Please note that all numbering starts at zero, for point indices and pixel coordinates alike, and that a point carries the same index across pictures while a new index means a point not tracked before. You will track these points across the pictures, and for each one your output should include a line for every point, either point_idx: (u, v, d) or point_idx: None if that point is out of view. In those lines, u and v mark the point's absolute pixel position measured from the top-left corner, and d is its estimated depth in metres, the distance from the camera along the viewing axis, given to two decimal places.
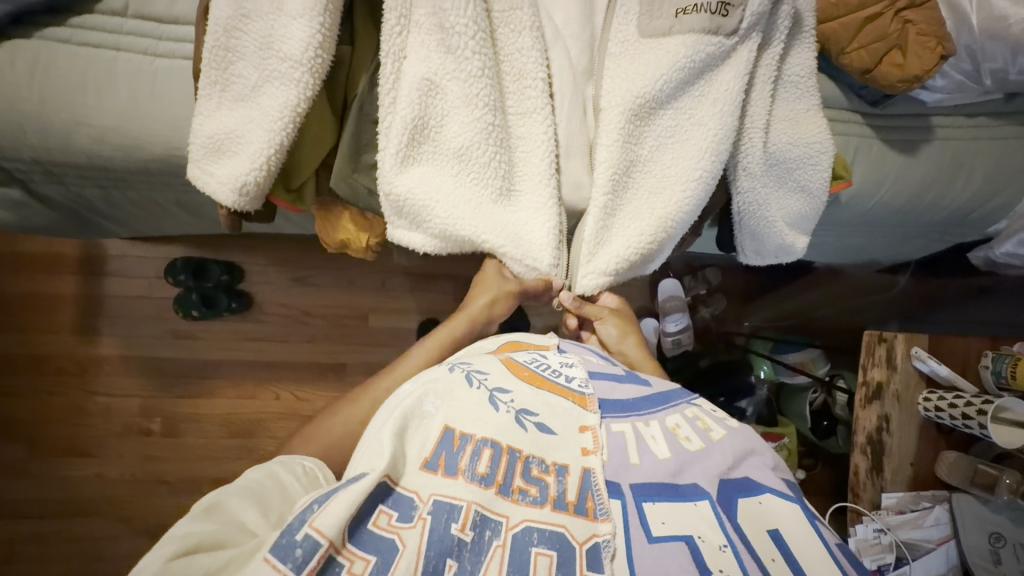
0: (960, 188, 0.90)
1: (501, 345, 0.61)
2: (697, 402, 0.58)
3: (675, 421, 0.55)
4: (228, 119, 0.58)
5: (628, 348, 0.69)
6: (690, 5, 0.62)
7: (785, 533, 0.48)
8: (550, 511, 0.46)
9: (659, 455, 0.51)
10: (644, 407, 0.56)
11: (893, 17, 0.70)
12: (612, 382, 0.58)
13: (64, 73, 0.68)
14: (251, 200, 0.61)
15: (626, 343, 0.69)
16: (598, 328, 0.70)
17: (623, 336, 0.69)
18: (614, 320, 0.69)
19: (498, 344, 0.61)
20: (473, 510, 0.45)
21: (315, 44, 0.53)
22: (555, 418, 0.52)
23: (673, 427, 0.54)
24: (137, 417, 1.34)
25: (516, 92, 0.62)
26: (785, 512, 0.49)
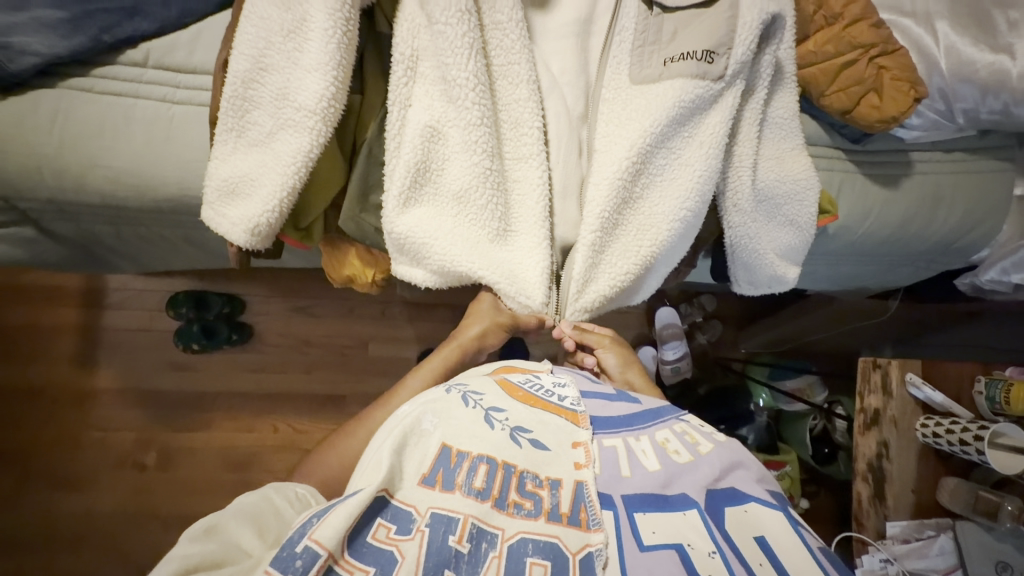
0: (942, 219, 0.94)
1: (496, 369, 0.63)
2: (685, 417, 0.59)
3: (664, 436, 0.55)
4: (242, 162, 0.61)
5: (631, 375, 0.69)
6: (677, 55, 0.66)
7: (772, 539, 0.48)
8: (545, 523, 0.47)
9: (649, 467, 0.52)
10: (635, 423, 0.57)
11: (867, 63, 0.75)
12: (603, 401, 0.59)
13: (83, 119, 0.71)
14: (262, 240, 0.63)
15: (628, 373, 0.70)
16: (601, 359, 0.71)
17: (625, 364, 0.70)
18: (615, 351, 0.71)
19: (493, 369, 0.62)
20: (470, 522, 0.46)
21: (329, 96, 0.56)
22: (548, 433, 0.53)
23: (662, 441, 0.55)
24: (133, 450, 1.33)
25: (514, 137, 0.66)
26: (772, 519, 0.49)
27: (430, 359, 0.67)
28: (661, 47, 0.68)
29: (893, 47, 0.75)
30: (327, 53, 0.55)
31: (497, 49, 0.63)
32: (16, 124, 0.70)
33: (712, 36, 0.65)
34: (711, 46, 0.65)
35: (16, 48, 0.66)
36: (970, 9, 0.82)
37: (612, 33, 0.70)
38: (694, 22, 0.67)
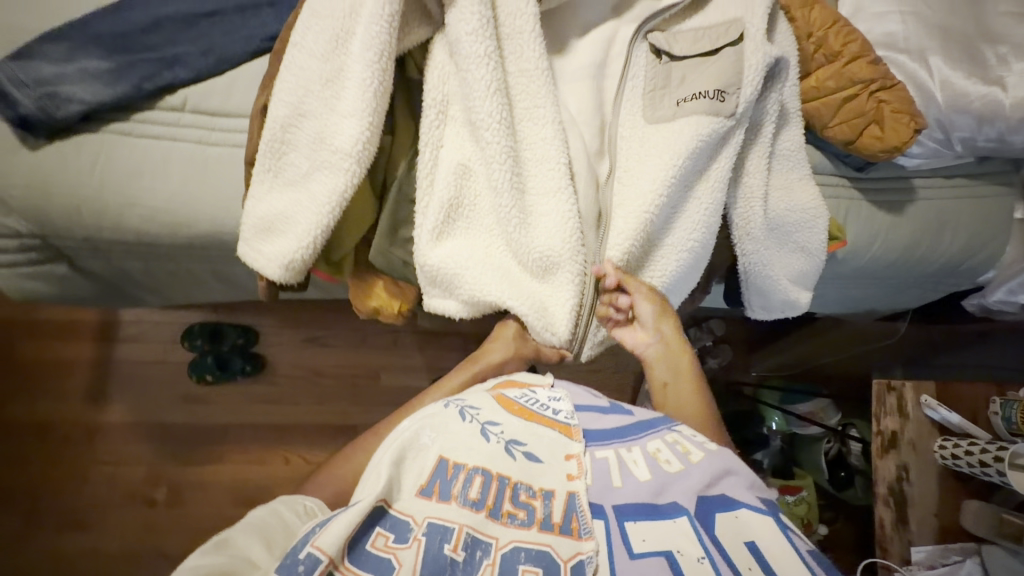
0: (946, 241, 0.96)
1: (498, 383, 0.64)
2: (677, 427, 0.60)
3: (656, 446, 0.57)
4: (278, 201, 0.64)
5: (666, 330, 0.68)
6: (690, 96, 0.70)
7: (760, 544, 0.50)
8: (537, 532, 0.49)
9: (640, 477, 0.54)
10: (628, 433, 0.58)
11: (868, 97, 0.79)
12: (597, 414, 0.61)
13: (123, 161, 0.74)
14: (295, 274, 0.65)
15: (662, 325, 0.68)
16: (637, 305, 0.68)
17: (662, 316, 0.68)
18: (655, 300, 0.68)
19: (495, 382, 0.64)
20: (465, 532, 0.48)
21: (364, 139, 0.59)
22: (541, 446, 0.56)
23: (654, 451, 0.56)
24: (142, 485, 1.32)
25: (540, 171, 0.66)
26: (759, 526, 0.51)
27: (450, 378, 0.68)
28: (672, 90, 0.72)
29: (891, 82, 0.79)
30: (364, 102, 0.58)
31: (521, 91, 0.66)
32: (58, 167, 0.73)
33: (721, 78, 0.69)
34: (722, 87, 0.69)
35: (63, 96, 0.70)
36: (960, 44, 0.86)
37: (627, 76, 0.74)
38: (702, 68, 0.71)
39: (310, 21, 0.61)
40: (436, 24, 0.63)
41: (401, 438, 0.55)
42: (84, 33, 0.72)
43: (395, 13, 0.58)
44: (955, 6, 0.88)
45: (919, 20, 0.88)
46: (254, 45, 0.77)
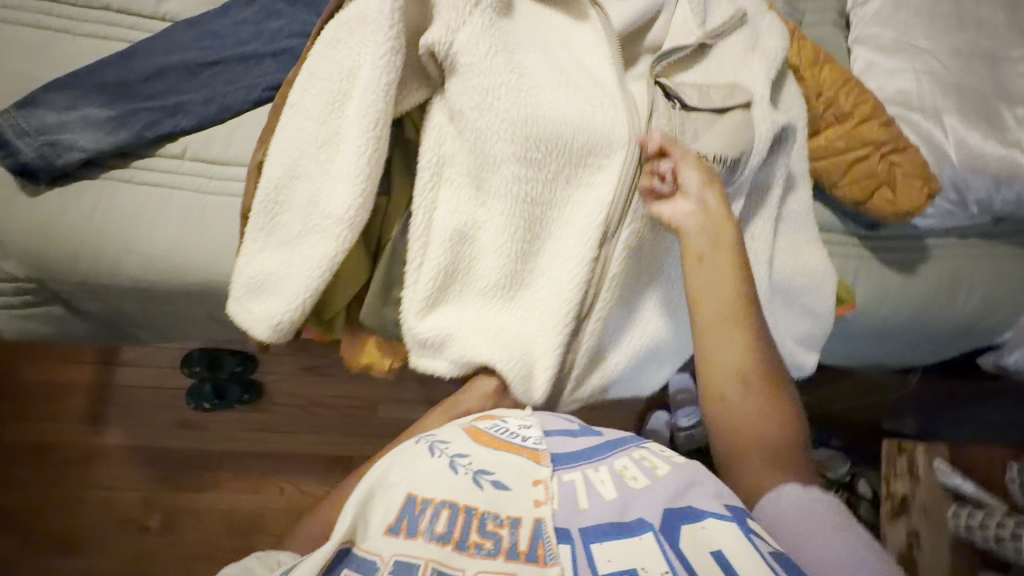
0: (962, 301, 0.93)
1: (479, 418, 0.60)
2: (645, 443, 0.58)
3: (622, 463, 0.54)
4: (270, 260, 0.64)
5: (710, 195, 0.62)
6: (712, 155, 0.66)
7: (729, 554, 0.47)
8: (503, 562, 0.45)
9: (604, 496, 0.51)
10: (595, 454, 0.55)
11: (879, 159, 0.78)
12: (566, 437, 0.57)
13: (122, 208, 0.74)
14: (283, 335, 0.64)
15: (704, 192, 0.62)
16: (681, 173, 0.62)
17: (708, 182, 0.62)
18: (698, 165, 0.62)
19: (476, 418, 0.60)
20: (431, 567, 0.44)
21: (357, 205, 0.58)
22: (510, 474, 0.51)
23: (621, 468, 0.53)
24: (137, 510, 1.31)
25: (561, 236, 0.65)
26: (728, 533, 0.48)
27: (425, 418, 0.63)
28: (686, 142, 0.67)
29: (903, 145, 0.77)
30: (358, 169, 0.57)
31: (567, 125, 0.61)
32: (57, 214, 0.73)
33: (738, 142, 0.66)
34: (740, 151, 0.66)
35: (65, 143, 0.70)
36: (976, 104, 0.84)
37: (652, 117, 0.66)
38: (712, 128, 0.68)
39: (307, 83, 0.60)
40: (434, 85, 0.63)
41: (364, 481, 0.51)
42: (88, 81, 0.72)
43: (391, 81, 0.57)
44: (973, 64, 0.85)
45: (934, 78, 0.85)
46: (257, 94, 0.77)
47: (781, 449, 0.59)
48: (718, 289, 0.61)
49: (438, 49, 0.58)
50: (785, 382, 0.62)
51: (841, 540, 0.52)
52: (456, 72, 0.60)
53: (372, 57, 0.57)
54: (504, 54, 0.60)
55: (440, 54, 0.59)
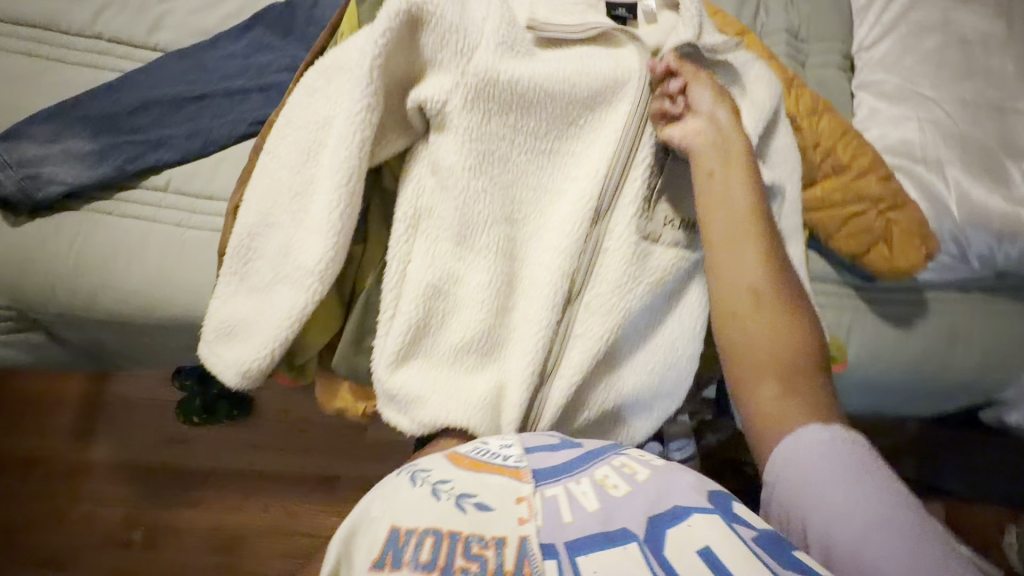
0: (961, 358, 0.90)
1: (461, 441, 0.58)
2: (623, 451, 0.54)
3: (603, 473, 0.50)
4: (242, 305, 0.63)
5: (721, 111, 0.62)
6: (670, 219, 0.66)
7: (717, 548, 0.42)
8: None
9: (587, 508, 0.46)
10: (576, 467, 0.51)
11: (876, 215, 0.75)
12: (546, 453, 0.54)
13: (101, 243, 0.74)
14: (253, 380, 0.62)
15: (714, 108, 0.62)
16: (694, 93, 0.63)
17: (717, 98, 0.63)
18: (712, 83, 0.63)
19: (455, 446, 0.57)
20: None
21: (328, 258, 0.57)
22: (491, 493, 0.48)
23: (601, 478, 0.49)
24: (120, 527, 1.30)
25: (529, 290, 0.64)
26: (717, 532, 0.44)
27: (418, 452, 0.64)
28: (661, 201, 0.66)
29: (902, 201, 0.75)
30: (330, 221, 0.56)
31: (545, 197, 0.65)
32: (36, 246, 0.72)
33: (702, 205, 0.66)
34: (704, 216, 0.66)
35: (45, 177, 0.71)
36: (981, 157, 0.81)
37: (625, 175, 0.64)
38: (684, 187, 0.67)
39: (284, 130, 0.59)
40: (415, 133, 0.62)
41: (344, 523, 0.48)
42: (72, 115, 0.73)
43: (366, 136, 0.56)
44: (978, 116, 0.82)
45: (938, 129, 0.82)
46: (242, 129, 0.77)
47: (790, 356, 0.57)
48: (728, 199, 0.60)
49: (429, 104, 0.58)
50: (802, 299, 0.60)
51: (851, 490, 0.48)
52: (444, 129, 0.60)
53: (347, 107, 0.56)
54: (508, 115, 0.61)
55: (428, 110, 0.59)
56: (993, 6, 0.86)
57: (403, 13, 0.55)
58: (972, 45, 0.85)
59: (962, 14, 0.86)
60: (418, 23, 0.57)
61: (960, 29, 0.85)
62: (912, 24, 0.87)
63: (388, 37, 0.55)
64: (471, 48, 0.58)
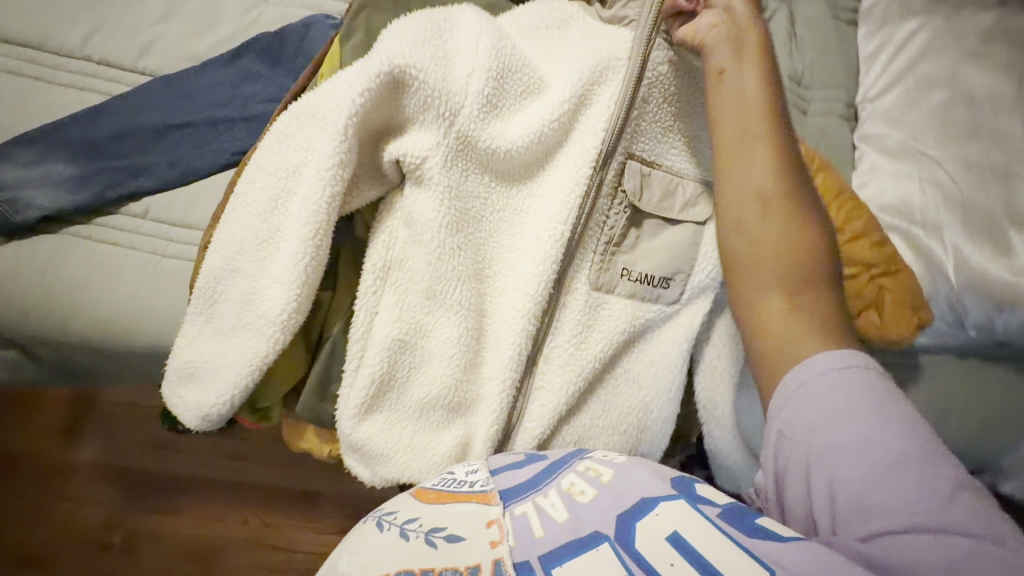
0: (954, 428, 0.85)
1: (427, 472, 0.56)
2: (587, 452, 0.54)
3: (569, 480, 0.50)
4: (206, 347, 0.61)
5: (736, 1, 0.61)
6: (631, 270, 0.65)
7: (685, 533, 0.43)
8: None
9: (558, 520, 0.46)
10: (542, 479, 0.51)
11: (868, 280, 0.72)
12: (513, 469, 0.53)
13: (76, 268, 0.73)
14: (213, 424, 0.62)
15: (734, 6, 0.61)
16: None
17: None
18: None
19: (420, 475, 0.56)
20: None
21: (290, 308, 0.56)
22: (459, 524, 0.47)
23: (568, 486, 0.49)
24: (99, 528, 1.23)
25: (496, 342, 0.63)
26: (682, 514, 0.45)
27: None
28: (620, 253, 0.65)
29: (894, 268, 0.73)
30: (295, 273, 0.55)
31: (511, 249, 0.63)
32: (11, 267, 0.72)
33: (670, 262, 0.65)
34: (674, 269, 0.65)
35: (23, 201, 0.71)
36: (983, 222, 0.78)
37: (586, 226, 0.63)
38: (656, 238, 0.66)
39: (254, 175, 0.59)
40: (389, 182, 0.60)
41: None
42: (54, 139, 0.73)
43: (338, 191, 0.56)
44: (983, 179, 0.79)
45: (940, 190, 0.79)
46: (223, 158, 0.76)
47: (794, 259, 0.56)
48: (741, 104, 0.59)
49: (406, 159, 0.57)
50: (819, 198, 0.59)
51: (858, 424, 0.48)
52: (421, 184, 0.59)
53: (318, 161, 0.55)
54: (483, 171, 0.61)
55: (405, 164, 0.58)
56: (1004, 62, 0.82)
57: (384, 75, 0.55)
58: (980, 103, 0.81)
59: (971, 69, 0.83)
60: (400, 84, 0.56)
61: (968, 85, 0.82)
62: (918, 77, 0.85)
63: (367, 96, 0.55)
64: (451, 108, 0.57)
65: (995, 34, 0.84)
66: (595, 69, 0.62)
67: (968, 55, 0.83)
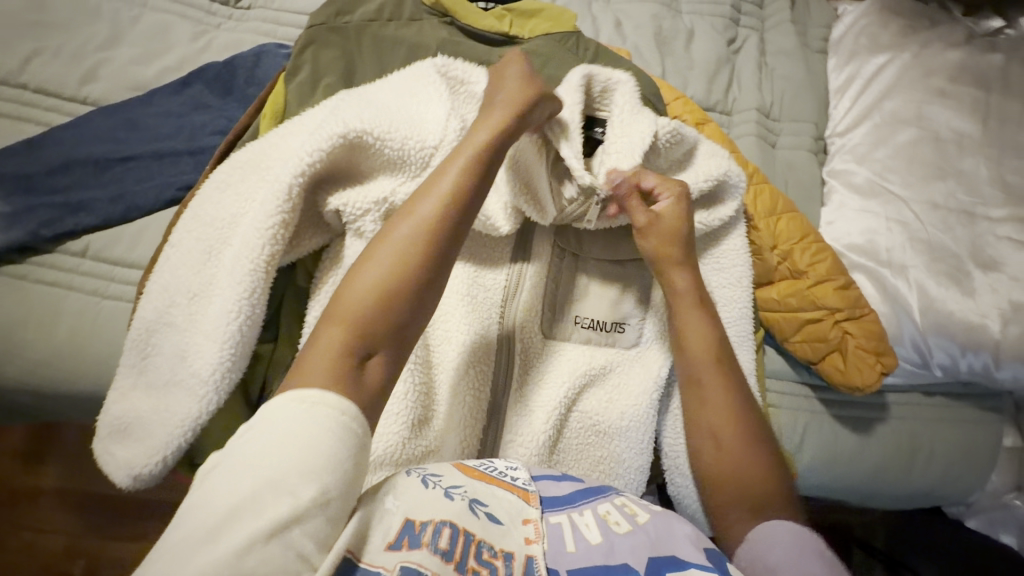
0: (919, 469, 0.83)
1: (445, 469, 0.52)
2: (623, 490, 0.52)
3: (605, 508, 0.48)
4: (136, 402, 0.57)
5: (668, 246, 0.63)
6: (586, 319, 0.66)
7: None
8: None
9: (591, 541, 0.45)
10: (579, 497, 0.49)
11: (832, 324, 0.71)
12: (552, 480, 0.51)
13: (7, 310, 0.68)
14: (145, 483, 0.58)
15: (663, 243, 0.62)
16: (641, 237, 0.63)
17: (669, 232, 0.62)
18: (669, 216, 0.62)
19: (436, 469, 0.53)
20: None
21: (224, 366, 0.53)
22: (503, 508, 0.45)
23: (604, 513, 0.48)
24: (57, 559, 1.02)
25: (450, 394, 0.61)
26: None
27: (414, 203, 0.50)
28: (572, 301, 0.67)
29: (860, 312, 0.71)
30: (227, 330, 0.53)
31: (453, 294, 0.63)
32: None
33: (616, 310, 0.67)
34: (622, 316, 0.67)
35: None
36: (951, 265, 0.76)
37: (525, 272, 0.65)
38: (606, 277, 0.68)
39: (189, 225, 0.57)
40: (334, 231, 0.60)
41: (243, 492, 0.35)
42: None
43: (277, 247, 0.54)
44: (949, 221, 0.78)
45: (907, 231, 0.78)
46: (169, 193, 0.73)
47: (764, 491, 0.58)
48: (695, 346, 0.62)
49: (345, 210, 0.57)
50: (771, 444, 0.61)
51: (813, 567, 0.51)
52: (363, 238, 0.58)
53: (258, 214, 0.54)
54: None
55: (345, 215, 0.57)
56: (970, 102, 0.82)
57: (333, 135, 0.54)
58: (946, 143, 0.80)
59: (937, 108, 0.82)
60: (349, 141, 0.55)
61: (935, 124, 0.81)
62: (885, 114, 0.84)
63: (317, 154, 0.54)
64: (407, 160, 0.58)
65: (961, 73, 0.83)
66: (510, 205, 0.61)
67: (935, 94, 0.83)
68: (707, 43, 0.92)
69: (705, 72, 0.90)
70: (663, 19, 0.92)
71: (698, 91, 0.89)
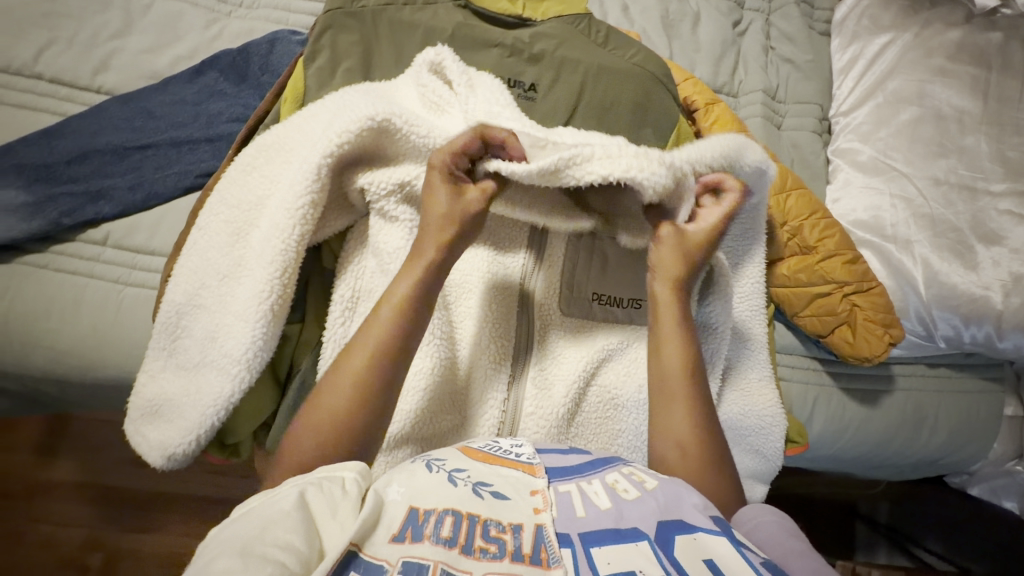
0: (924, 438, 0.86)
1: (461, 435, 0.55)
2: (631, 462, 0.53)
3: (613, 477, 0.49)
4: (168, 383, 0.59)
5: (665, 258, 0.61)
6: (604, 295, 0.68)
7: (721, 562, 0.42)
8: (509, 564, 0.40)
9: (600, 507, 0.46)
10: (587, 468, 0.51)
11: (841, 298, 0.73)
12: (558, 455, 0.53)
13: (32, 298, 0.69)
14: (179, 463, 0.58)
15: (671, 255, 0.60)
16: (656, 245, 0.61)
17: (677, 251, 0.61)
18: (698, 234, 0.61)
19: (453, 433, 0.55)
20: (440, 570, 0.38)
21: (256, 346, 0.55)
22: (507, 484, 0.47)
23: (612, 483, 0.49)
24: (76, 551, 1.02)
25: (474, 368, 0.63)
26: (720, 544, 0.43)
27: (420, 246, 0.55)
28: (591, 277, 0.68)
29: (868, 286, 0.73)
30: (259, 310, 0.54)
31: (473, 272, 0.64)
32: None
33: (633, 286, 0.69)
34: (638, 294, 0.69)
35: None
36: (953, 240, 0.78)
37: (544, 248, 0.67)
38: (622, 257, 0.70)
39: (215, 208, 0.58)
40: (358, 213, 0.62)
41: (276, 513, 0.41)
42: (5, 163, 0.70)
43: (305, 229, 0.56)
44: (951, 196, 0.79)
45: (910, 207, 0.80)
46: (188, 181, 0.73)
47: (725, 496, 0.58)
48: (666, 355, 0.60)
49: (372, 189, 0.59)
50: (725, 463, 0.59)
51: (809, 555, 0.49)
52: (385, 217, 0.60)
53: (285, 197, 0.55)
54: None
55: (370, 194, 0.59)
56: (970, 79, 0.84)
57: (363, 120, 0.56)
58: (948, 120, 0.82)
59: (938, 86, 0.84)
60: (383, 129, 0.57)
61: (936, 102, 0.83)
62: (888, 94, 0.86)
63: (349, 136, 0.55)
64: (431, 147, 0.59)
65: (961, 52, 0.85)
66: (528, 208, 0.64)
67: (936, 72, 0.84)
68: (712, 26, 0.93)
69: (711, 54, 0.92)
70: (669, 2, 0.93)
71: (705, 73, 0.91)
